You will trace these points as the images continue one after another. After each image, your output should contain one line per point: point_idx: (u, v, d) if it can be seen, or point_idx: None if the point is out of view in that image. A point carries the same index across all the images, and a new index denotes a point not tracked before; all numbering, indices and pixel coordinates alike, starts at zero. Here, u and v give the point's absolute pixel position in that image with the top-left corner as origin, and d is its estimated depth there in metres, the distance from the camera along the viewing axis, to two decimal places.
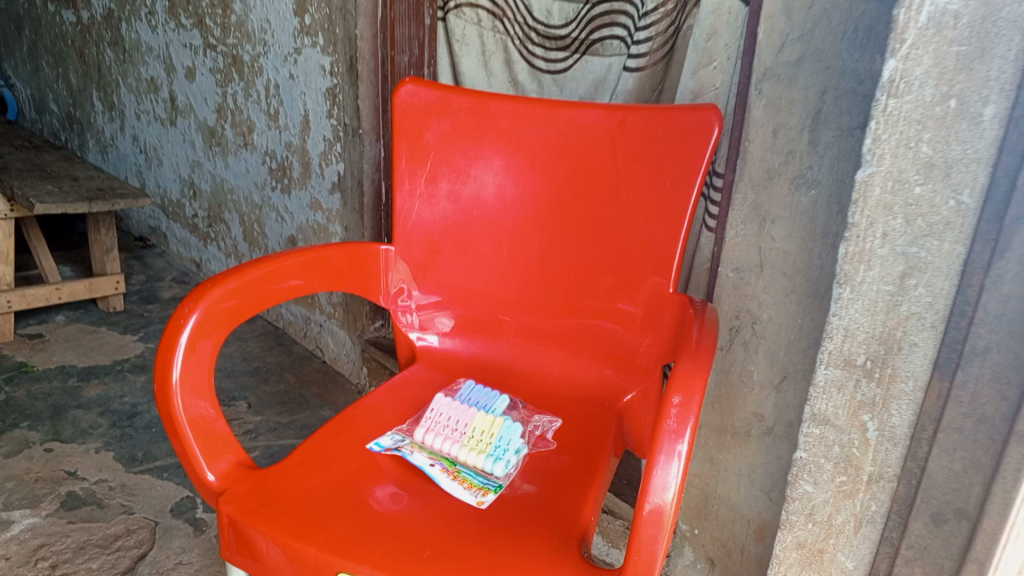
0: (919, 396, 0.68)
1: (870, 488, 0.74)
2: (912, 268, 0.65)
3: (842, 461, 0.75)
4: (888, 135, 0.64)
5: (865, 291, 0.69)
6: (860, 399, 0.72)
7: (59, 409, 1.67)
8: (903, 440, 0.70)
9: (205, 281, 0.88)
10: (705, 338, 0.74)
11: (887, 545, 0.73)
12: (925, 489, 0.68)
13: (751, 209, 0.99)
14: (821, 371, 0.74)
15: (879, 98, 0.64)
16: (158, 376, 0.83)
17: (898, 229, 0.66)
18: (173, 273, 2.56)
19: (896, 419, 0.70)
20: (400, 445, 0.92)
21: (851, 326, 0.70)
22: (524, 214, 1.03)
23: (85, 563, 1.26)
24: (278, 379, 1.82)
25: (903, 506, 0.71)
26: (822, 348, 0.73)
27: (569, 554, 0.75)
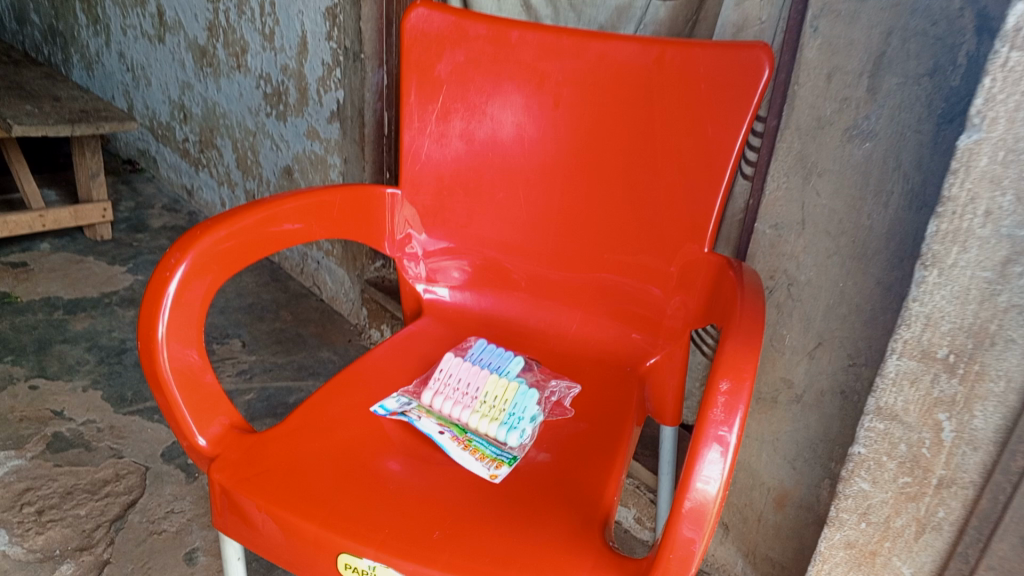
0: (1012, 400, 0.59)
1: (939, 493, 0.66)
2: (1018, 254, 0.56)
3: (908, 462, 0.67)
4: (1006, 96, 0.53)
5: (957, 276, 0.59)
6: (937, 396, 0.63)
7: (44, 343, 1.60)
8: (985, 445, 0.61)
9: (195, 228, 0.79)
10: (751, 313, 0.67)
11: (960, 561, 0.66)
12: (1016, 509, 0.60)
13: (796, 160, 0.90)
14: (891, 362, 0.65)
15: (998, 50, 0.53)
16: (143, 333, 0.75)
17: (1005, 208, 0.56)
18: (164, 200, 2.45)
19: (979, 421, 0.61)
20: (406, 408, 0.85)
21: (934, 315, 0.61)
22: (544, 159, 0.94)
23: (73, 510, 1.21)
24: (273, 317, 1.75)
25: (986, 522, 0.63)
26: (896, 336, 0.64)
27: (592, 538, 0.69)
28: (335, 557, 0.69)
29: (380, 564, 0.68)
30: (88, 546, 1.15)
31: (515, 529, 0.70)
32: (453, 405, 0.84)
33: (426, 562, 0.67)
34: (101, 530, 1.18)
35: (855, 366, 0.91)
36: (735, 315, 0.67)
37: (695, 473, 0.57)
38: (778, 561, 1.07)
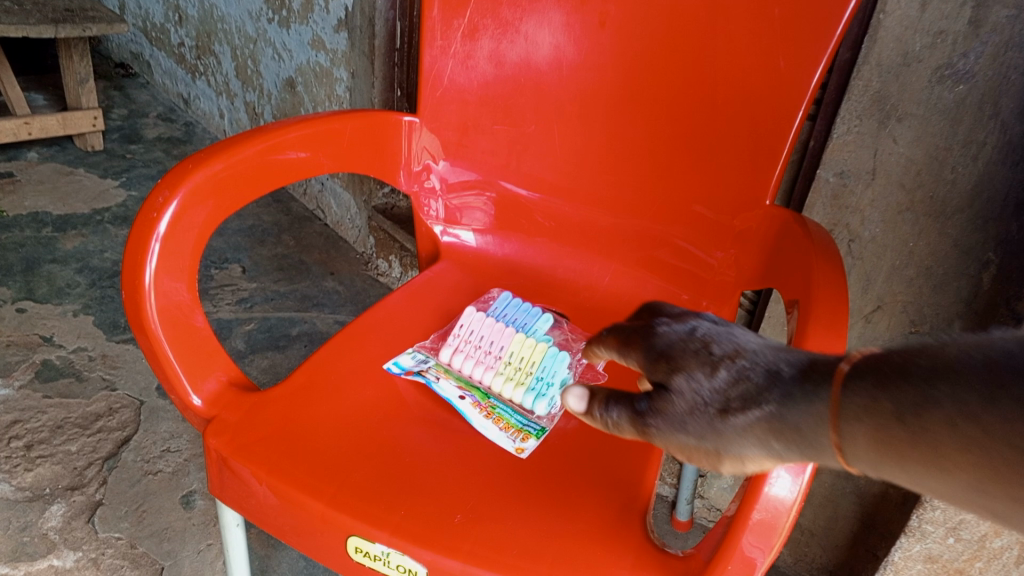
0: None
1: None
2: None
3: None
4: None
5: None
6: None
7: (32, 263, 1.51)
8: None
9: (186, 161, 0.69)
10: (834, 293, 0.57)
11: None
12: None
13: (873, 100, 0.79)
14: None
15: None
16: (128, 281, 0.66)
17: None
18: (158, 108, 2.32)
19: None
20: (423, 367, 0.77)
21: None
22: (585, 88, 0.82)
23: (64, 446, 1.14)
24: (275, 241, 1.65)
25: None
26: None
27: (632, 530, 0.62)
28: (344, 538, 0.62)
29: (394, 550, 0.61)
30: (79, 485, 1.09)
31: (545, 515, 0.63)
32: (474, 366, 0.76)
33: (446, 552, 0.60)
34: (93, 468, 1.12)
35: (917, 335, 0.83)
36: (814, 294, 0.58)
37: (767, 480, 0.50)
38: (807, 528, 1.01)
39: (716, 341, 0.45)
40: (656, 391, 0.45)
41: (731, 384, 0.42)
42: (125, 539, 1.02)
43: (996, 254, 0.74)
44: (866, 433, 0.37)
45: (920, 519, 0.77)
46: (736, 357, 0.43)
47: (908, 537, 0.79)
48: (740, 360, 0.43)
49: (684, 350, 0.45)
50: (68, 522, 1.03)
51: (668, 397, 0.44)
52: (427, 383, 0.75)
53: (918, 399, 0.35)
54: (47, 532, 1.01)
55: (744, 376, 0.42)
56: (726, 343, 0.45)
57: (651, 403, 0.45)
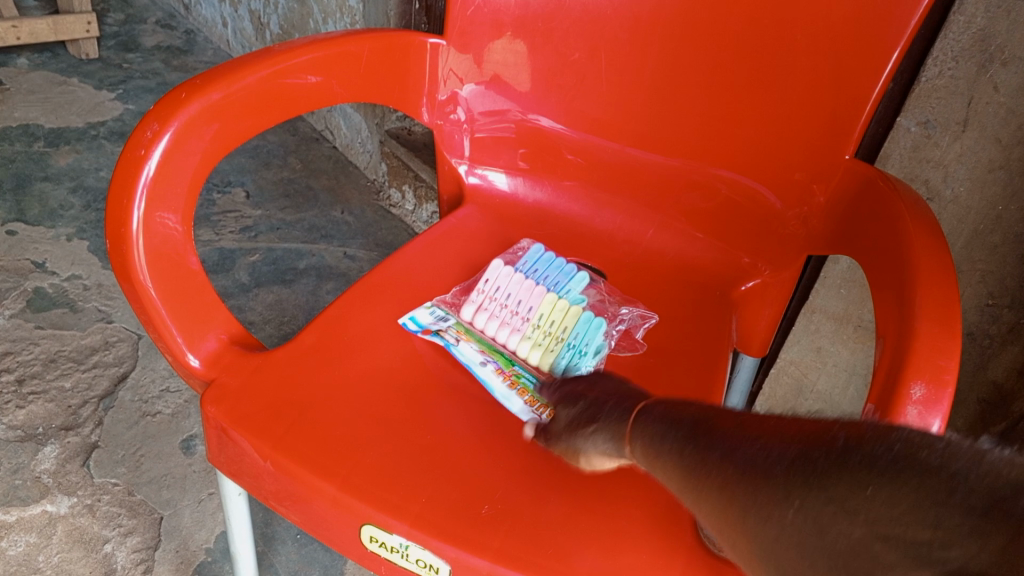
0: None
1: None
2: None
3: None
4: None
5: None
6: None
7: (23, 181, 1.42)
8: None
9: (178, 88, 0.60)
10: (942, 287, 0.49)
11: None
12: None
13: (975, 40, 0.68)
14: None
15: None
16: (112, 227, 0.58)
17: None
18: (157, 13, 2.17)
19: None
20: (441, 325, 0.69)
21: None
22: (641, 13, 0.72)
23: (57, 382, 1.08)
24: (281, 164, 1.55)
25: None
26: None
27: (680, 529, 0.55)
28: (358, 526, 0.56)
29: (413, 543, 0.54)
30: (74, 425, 1.03)
31: (582, 508, 0.56)
32: (501, 328, 0.69)
33: (472, 549, 0.53)
34: (88, 407, 1.05)
35: (993, 307, 0.74)
36: (915, 287, 0.50)
37: None
38: None
39: (586, 387, 0.58)
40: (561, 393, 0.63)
41: (584, 417, 0.55)
42: (122, 485, 0.97)
43: None
44: (640, 446, 0.48)
45: None
46: (592, 398, 0.56)
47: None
48: (593, 399, 0.56)
49: (566, 394, 0.59)
50: (62, 465, 0.98)
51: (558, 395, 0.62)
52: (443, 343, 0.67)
53: (664, 428, 0.46)
54: (40, 476, 0.96)
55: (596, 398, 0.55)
56: (592, 388, 0.58)
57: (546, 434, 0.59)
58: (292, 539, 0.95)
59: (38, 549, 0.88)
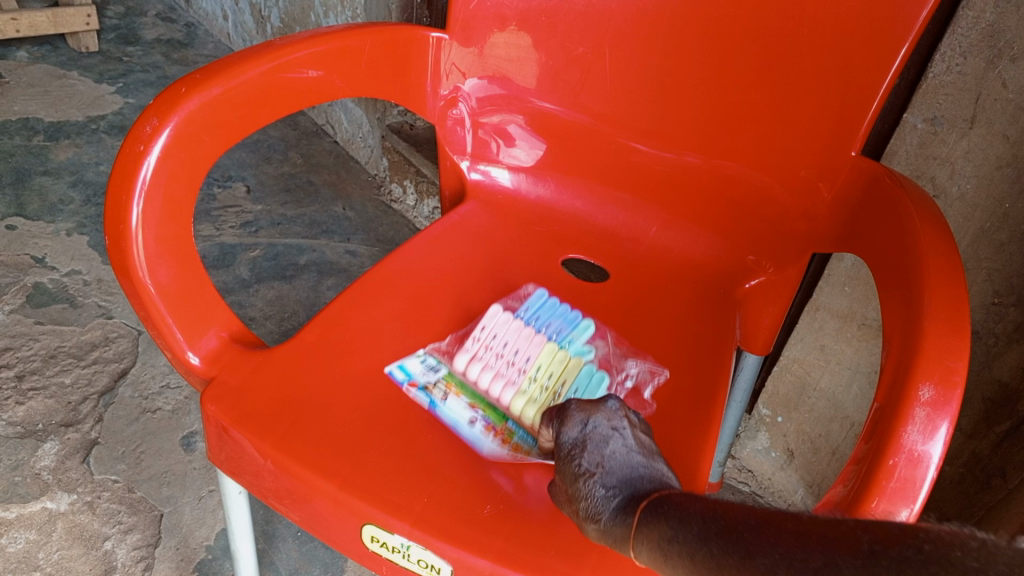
0: None
1: None
2: None
3: None
4: None
5: None
6: None
7: (23, 175, 1.41)
8: None
9: (178, 83, 0.59)
10: (951, 287, 0.48)
11: None
12: None
13: (983, 35, 0.67)
14: None
15: None
16: (111, 224, 0.57)
17: None
18: (157, 6, 2.16)
19: None
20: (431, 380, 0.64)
21: None
22: (646, 8, 0.71)
23: (57, 378, 1.07)
24: (282, 159, 1.55)
25: None
26: None
27: None
28: (359, 526, 0.55)
29: (415, 544, 0.54)
30: (74, 422, 1.02)
31: None
32: (496, 381, 0.63)
33: (473, 549, 0.52)
34: (88, 403, 1.05)
35: (999, 306, 0.73)
36: (923, 286, 0.49)
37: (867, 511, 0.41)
38: None
39: (589, 448, 0.49)
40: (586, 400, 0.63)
41: (585, 495, 0.47)
42: (122, 482, 0.96)
43: None
44: (645, 551, 0.41)
45: None
46: (595, 472, 0.47)
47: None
48: (596, 475, 0.47)
49: (563, 452, 0.50)
50: (62, 461, 0.97)
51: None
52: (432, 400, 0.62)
53: (669, 529, 0.40)
54: (40, 472, 0.96)
55: (568, 463, 0.49)
56: (596, 453, 0.48)
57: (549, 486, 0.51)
58: (292, 536, 0.95)
59: (37, 546, 0.88)
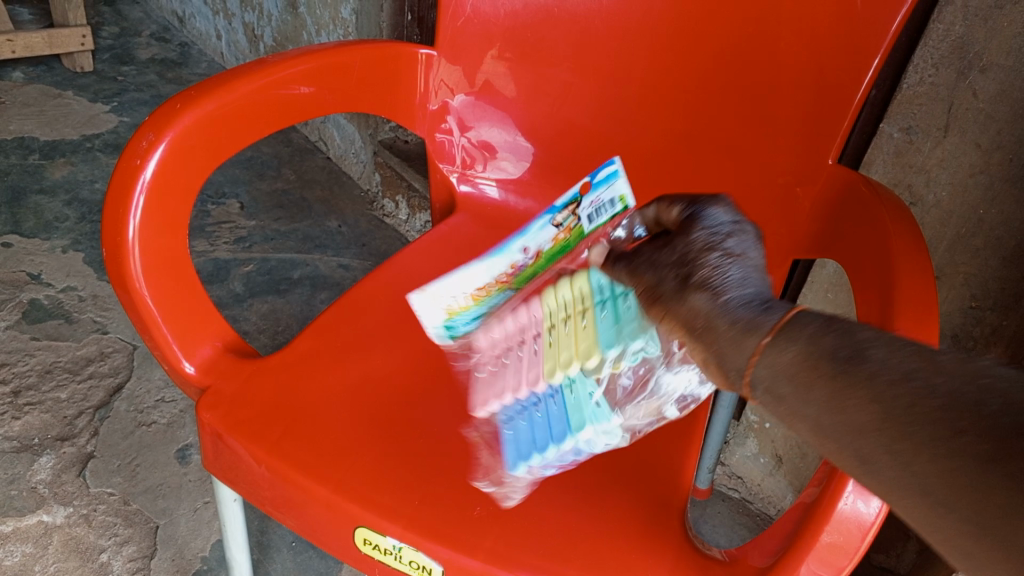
0: None
1: None
2: None
3: None
4: None
5: None
6: None
7: (19, 193, 1.43)
8: None
9: (174, 99, 0.61)
10: (920, 289, 0.50)
11: None
12: None
13: (954, 47, 0.69)
14: None
15: None
16: (109, 237, 0.58)
17: None
18: (151, 26, 2.19)
19: None
20: (542, 225, 0.70)
21: None
22: (628, 23, 0.73)
23: (53, 393, 1.08)
24: (275, 175, 1.56)
25: None
26: None
27: (670, 530, 0.56)
28: (352, 529, 0.56)
29: (407, 546, 0.55)
30: (70, 436, 1.03)
31: (573, 509, 0.57)
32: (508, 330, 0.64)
33: (464, 550, 0.54)
34: (84, 418, 1.06)
35: (976, 310, 0.75)
36: (895, 289, 0.51)
37: (840, 499, 0.43)
38: None
39: (716, 259, 0.43)
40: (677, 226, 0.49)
41: (717, 298, 0.41)
42: (118, 495, 0.97)
43: None
44: (792, 356, 0.37)
45: None
46: (722, 281, 0.42)
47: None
48: (725, 284, 0.42)
49: (686, 257, 0.44)
50: (58, 475, 0.98)
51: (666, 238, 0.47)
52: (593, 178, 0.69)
53: (829, 340, 0.37)
54: (35, 486, 0.96)
55: (699, 264, 0.43)
56: (725, 262, 0.43)
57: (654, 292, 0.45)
58: (287, 547, 0.96)
59: (33, 559, 0.89)
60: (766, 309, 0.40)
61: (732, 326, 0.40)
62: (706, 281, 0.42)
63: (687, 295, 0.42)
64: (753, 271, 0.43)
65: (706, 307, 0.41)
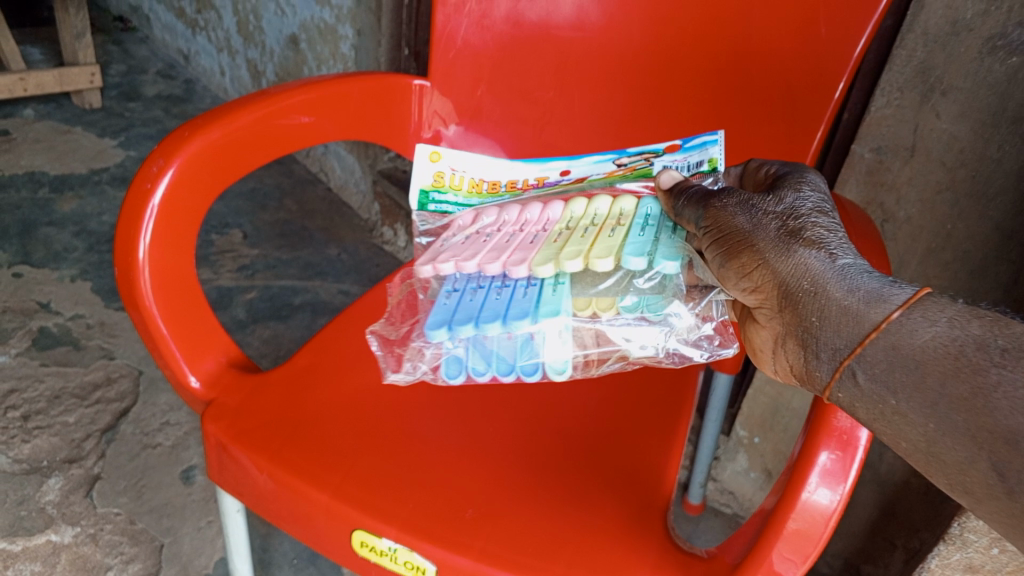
0: None
1: None
2: None
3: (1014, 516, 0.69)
4: None
5: None
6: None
7: (29, 225, 1.47)
8: None
9: (183, 127, 0.65)
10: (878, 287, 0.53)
11: None
12: None
13: (917, 72, 0.74)
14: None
15: None
16: (121, 258, 0.62)
17: None
18: (157, 64, 2.25)
19: None
20: (598, 162, 0.69)
21: None
22: (610, 54, 0.78)
23: (61, 417, 1.11)
24: (277, 206, 1.61)
25: None
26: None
27: (653, 531, 0.59)
28: (350, 532, 0.59)
29: (402, 546, 0.57)
30: (77, 458, 1.06)
31: (561, 511, 0.60)
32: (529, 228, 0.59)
33: (456, 550, 0.56)
34: (91, 441, 1.09)
35: None
36: None
37: (804, 488, 0.46)
38: None
39: (825, 229, 0.46)
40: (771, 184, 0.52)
41: (832, 265, 0.44)
42: (124, 514, 1.00)
43: None
44: (925, 341, 0.39)
45: (962, 526, 0.67)
46: (836, 252, 0.45)
47: (947, 545, 0.69)
48: (838, 255, 0.45)
49: (796, 219, 0.47)
50: (66, 496, 1.01)
51: (766, 194, 0.50)
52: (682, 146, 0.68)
53: (971, 333, 0.38)
54: (44, 506, 0.99)
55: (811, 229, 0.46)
56: (835, 235, 0.46)
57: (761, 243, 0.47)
58: (288, 564, 0.98)
59: None
60: (894, 286, 0.42)
61: (854, 295, 0.43)
62: (818, 249, 0.45)
63: (801, 257, 0.45)
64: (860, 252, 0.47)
65: (821, 272, 0.44)
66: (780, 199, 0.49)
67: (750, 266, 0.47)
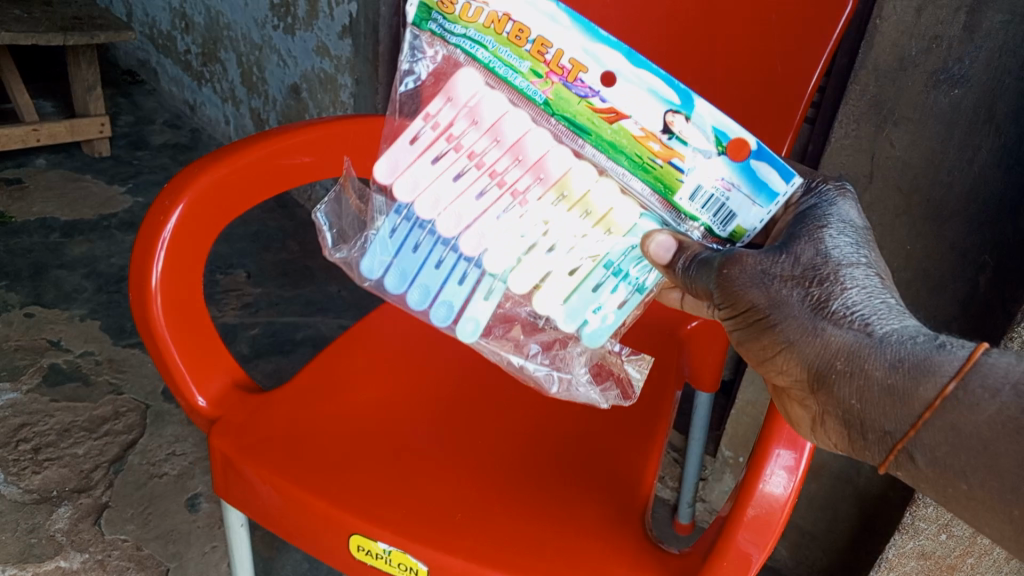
0: None
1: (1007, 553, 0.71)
2: None
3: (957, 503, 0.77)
4: None
5: None
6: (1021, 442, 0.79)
7: (40, 268, 1.53)
8: None
9: (192, 165, 0.70)
10: None
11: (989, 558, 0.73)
12: None
13: (870, 105, 0.79)
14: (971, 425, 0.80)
15: None
16: (135, 284, 0.67)
17: None
18: (165, 114, 2.34)
19: None
20: (645, 89, 0.49)
21: None
22: None
23: (70, 449, 1.15)
24: (280, 246, 1.66)
25: None
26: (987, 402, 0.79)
27: (632, 534, 0.62)
28: (346, 537, 0.62)
29: (396, 549, 0.61)
30: (86, 488, 1.10)
31: (544, 516, 0.64)
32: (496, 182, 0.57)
33: (446, 551, 0.60)
34: (100, 471, 1.13)
35: None
36: None
37: (762, 478, 0.51)
38: (808, 530, 1.04)
39: (853, 287, 0.44)
40: (785, 230, 0.48)
41: (866, 335, 0.42)
42: (131, 541, 1.03)
43: (992, 256, 0.75)
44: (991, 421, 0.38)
45: (914, 516, 0.75)
46: (868, 318, 0.42)
47: (902, 535, 0.76)
48: (872, 320, 0.42)
49: (817, 281, 0.44)
50: (75, 524, 1.04)
51: (780, 253, 0.46)
52: (756, 156, 0.48)
53: None
54: (54, 534, 1.02)
55: (835, 295, 0.43)
56: (864, 292, 0.43)
57: (785, 319, 0.45)
58: None
59: None
60: (941, 351, 0.40)
61: (895, 370, 0.41)
62: (849, 322, 0.43)
63: (829, 334, 0.43)
64: (893, 297, 0.44)
65: (857, 348, 0.42)
66: (794, 258, 0.46)
67: (779, 349, 0.46)
